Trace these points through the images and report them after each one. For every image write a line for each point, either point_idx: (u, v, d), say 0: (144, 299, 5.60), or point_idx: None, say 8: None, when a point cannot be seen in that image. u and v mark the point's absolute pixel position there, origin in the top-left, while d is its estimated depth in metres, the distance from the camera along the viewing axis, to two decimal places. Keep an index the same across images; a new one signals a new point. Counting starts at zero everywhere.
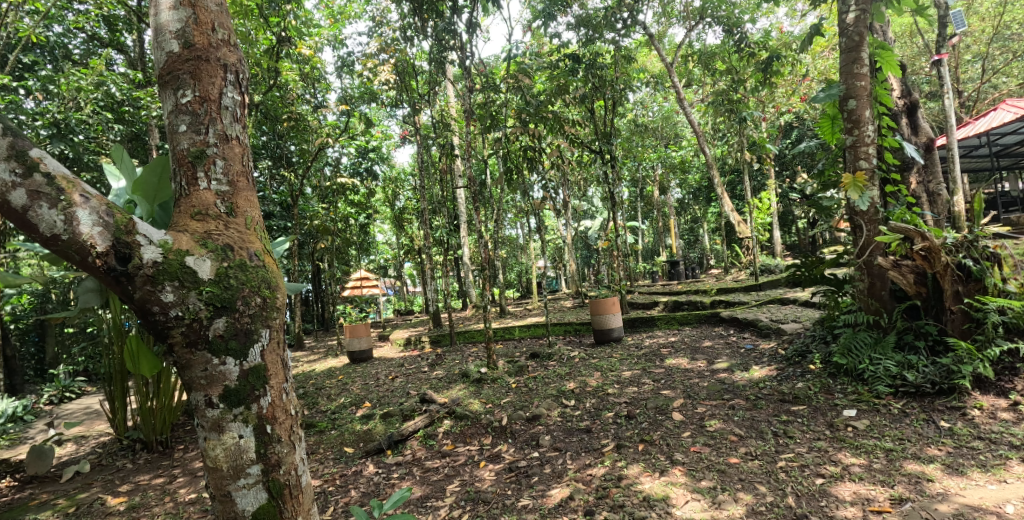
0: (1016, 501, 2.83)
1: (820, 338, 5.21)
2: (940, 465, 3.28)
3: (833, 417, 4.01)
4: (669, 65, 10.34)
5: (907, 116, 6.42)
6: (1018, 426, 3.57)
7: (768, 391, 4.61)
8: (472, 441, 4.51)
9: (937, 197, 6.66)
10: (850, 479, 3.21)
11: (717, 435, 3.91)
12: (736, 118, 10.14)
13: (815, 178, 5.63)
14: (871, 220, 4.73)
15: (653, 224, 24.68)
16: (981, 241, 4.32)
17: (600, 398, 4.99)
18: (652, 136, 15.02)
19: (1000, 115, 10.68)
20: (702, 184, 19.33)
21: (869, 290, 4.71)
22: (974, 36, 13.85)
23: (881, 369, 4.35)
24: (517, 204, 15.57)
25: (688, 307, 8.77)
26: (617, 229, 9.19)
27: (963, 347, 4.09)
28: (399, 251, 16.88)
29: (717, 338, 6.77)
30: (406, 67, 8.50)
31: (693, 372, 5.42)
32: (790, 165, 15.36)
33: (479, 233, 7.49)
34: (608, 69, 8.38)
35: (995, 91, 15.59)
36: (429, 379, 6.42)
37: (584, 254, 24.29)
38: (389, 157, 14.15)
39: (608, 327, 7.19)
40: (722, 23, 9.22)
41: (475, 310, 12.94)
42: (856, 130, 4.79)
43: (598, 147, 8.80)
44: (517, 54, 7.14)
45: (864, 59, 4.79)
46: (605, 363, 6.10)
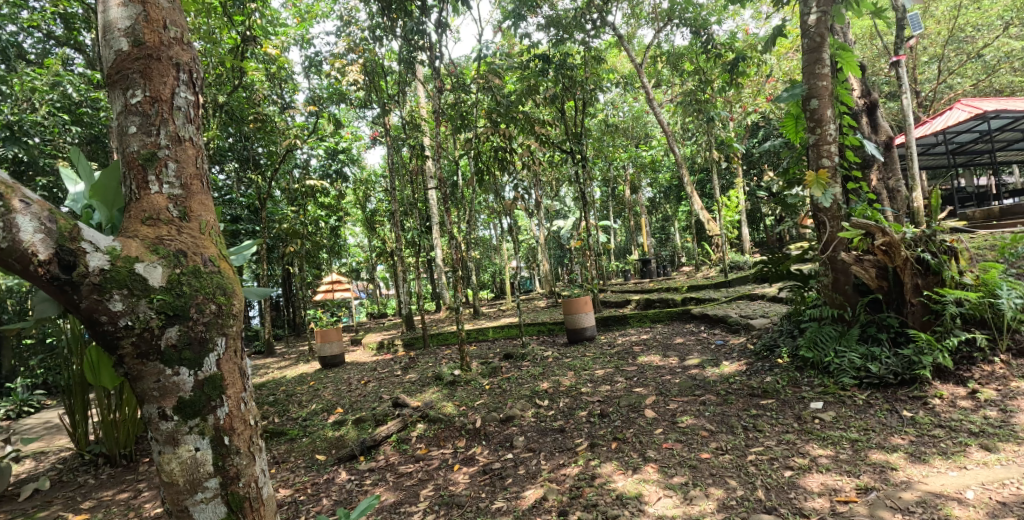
0: (975, 487, 2.91)
1: (786, 333, 5.33)
2: (904, 453, 3.37)
3: (800, 410, 4.09)
4: (637, 66, 10.34)
5: (867, 116, 6.56)
6: (977, 414, 3.69)
7: (737, 386, 4.68)
8: (446, 444, 4.47)
9: (897, 193, 6.54)
10: (818, 471, 3.27)
11: (689, 431, 3.94)
12: (704, 117, 10.32)
13: (780, 176, 5.76)
14: (834, 218, 4.86)
15: (625, 223, 24.91)
16: (938, 236, 4.48)
17: (574, 398, 5.00)
18: (623, 136, 15.05)
19: (955, 114, 11.06)
20: (673, 183, 19.65)
21: (834, 285, 4.84)
22: (931, 38, 14.26)
23: (845, 361, 4.46)
24: (490, 205, 15.50)
25: (659, 305, 8.91)
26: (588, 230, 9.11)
27: (923, 338, 4.22)
28: (372, 255, 16.71)
29: (689, 335, 6.86)
30: (375, 67, 8.30)
31: (664, 369, 5.48)
32: (757, 164, 15.65)
33: (451, 236, 7.39)
34: (577, 70, 8.34)
35: (951, 91, 16.14)
36: (402, 383, 6.33)
37: (558, 253, 24.40)
38: (359, 159, 13.93)
39: (581, 326, 7.20)
40: (690, 24, 9.33)
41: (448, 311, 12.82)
42: (819, 129, 4.89)
43: (569, 147, 8.78)
44: (486, 54, 7.03)
45: (826, 59, 4.90)
46: (577, 363, 6.11)
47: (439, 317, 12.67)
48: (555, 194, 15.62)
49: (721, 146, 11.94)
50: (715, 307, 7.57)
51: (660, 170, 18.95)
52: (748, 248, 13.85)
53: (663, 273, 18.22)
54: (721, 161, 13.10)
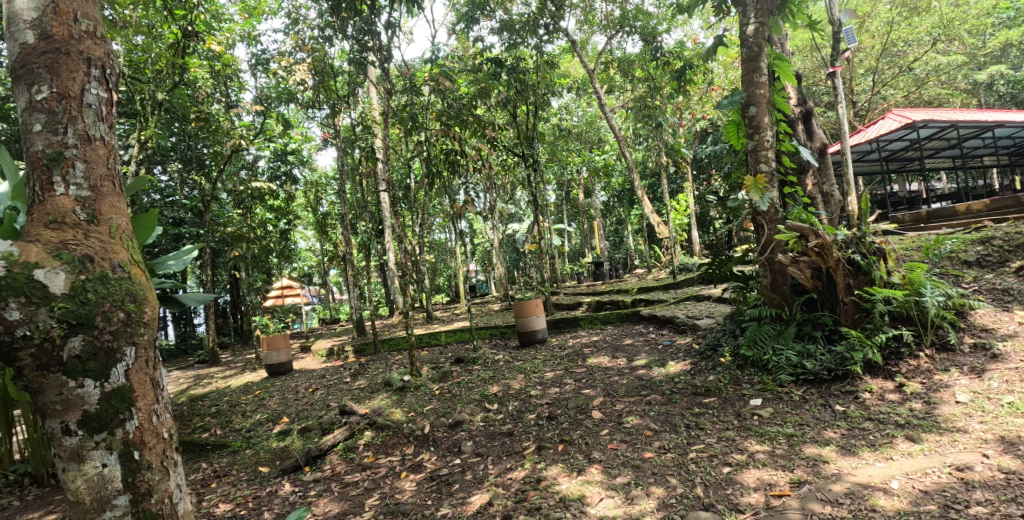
0: (899, 476, 3.05)
1: (728, 333, 5.50)
2: (835, 447, 3.51)
3: (740, 407, 4.23)
4: (590, 71, 10.50)
5: (803, 123, 6.87)
6: (902, 406, 3.90)
7: (682, 385, 4.80)
8: (394, 451, 4.39)
9: (831, 197, 6.89)
10: (754, 466, 3.38)
11: (634, 431, 4.01)
12: (653, 123, 10.58)
13: (723, 181, 5.96)
14: (772, 221, 5.11)
15: (580, 226, 25.28)
16: (867, 238, 4.70)
17: (523, 401, 5.01)
18: (576, 141, 15.26)
19: (888, 123, 11.73)
20: (625, 187, 20.08)
21: (773, 285, 5.08)
22: (866, 52, 15.07)
23: (783, 359, 4.64)
24: (445, 208, 15.42)
25: (610, 307, 9.06)
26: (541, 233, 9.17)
27: (854, 335, 4.44)
28: (325, 259, 16.33)
29: (637, 336, 7.00)
30: (324, 67, 8.12)
31: (613, 370, 5.57)
32: (706, 169, 16.17)
33: (401, 240, 7.29)
34: (529, 74, 8.38)
35: (884, 102, 17.08)
36: (351, 390, 6.19)
37: (515, 256, 24.50)
38: (310, 161, 13.60)
39: (532, 328, 7.23)
40: (641, 32, 9.56)
41: (402, 316, 12.67)
42: (757, 135, 5.09)
43: (522, 151, 8.83)
44: (438, 56, 6.99)
45: (763, 69, 5.11)
46: (528, 366, 6.12)
47: (392, 322, 12.49)
48: (510, 197, 15.67)
49: (671, 151, 12.28)
50: (664, 309, 7.74)
51: (613, 174, 19.33)
52: (697, 250, 14.28)
53: (616, 275, 18.56)
54: (671, 165, 13.47)
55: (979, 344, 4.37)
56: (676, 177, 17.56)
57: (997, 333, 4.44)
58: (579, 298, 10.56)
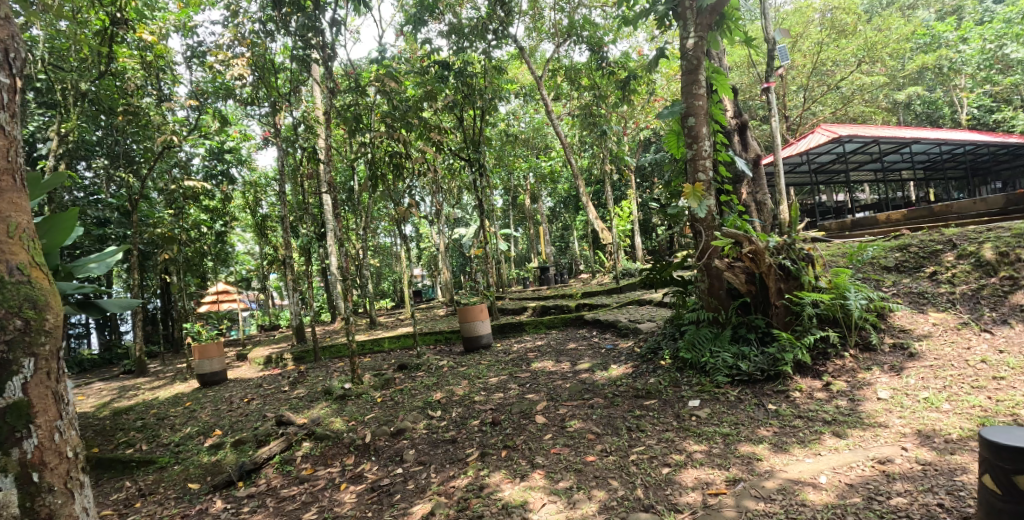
0: (827, 471, 3.21)
1: (668, 336, 5.67)
2: (768, 444, 3.67)
3: (679, 408, 4.35)
4: (537, 78, 10.62)
5: (738, 135, 7.20)
6: (828, 404, 4.12)
7: (623, 388, 4.90)
8: (334, 462, 4.25)
9: (764, 206, 7.25)
10: (692, 466, 3.47)
11: (577, 435, 4.05)
12: (598, 131, 10.81)
13: (663, 188, 6.16)
14: (709, 227, 5.25)
15: (526, 232, 25.51)
16: (797, 244, 4.96)
17: (466, 407, 4.97)
18: (524, 146, 15.36)
19: (816, 137, 12.47)
20: (571, 193, 20.42)
21: (710, 289, 5.25)
22: (798, 70, 15.99)
23: (719, 361, 4.82)
24: (390, 211, 15.17)
25: (555, 311, 9.17)
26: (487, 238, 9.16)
27: (785, 337, 4.67)
28: (264, 263, 15.70)
29: (581, 340, 7.10)
30: (264, 62, 7.79)
31: (556, 375, 5.63)
32: (648, 177, 16.69)
33: (344, 244, 7.09)
34: (477, 79, 8.37)
35: (814, 117, 18.16)
36: (289, 400, 5.95)
37: (463, 260, 24.39)
38: (250, 160, 13.05)
39: (477, 334, 7.20)
40: (588, 42, 9.76)
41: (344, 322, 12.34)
42: (695, 145, 5.28)
43: (468, 156, 8.80)
44: (384, 57, 6.87)
45: (702, 81, 5.31)
46: (472, 371, 6.09)
47: (334, 328, 12.15)
48: (457, 201, 15.59)
49: (615, 159, 12.59)
50: (607, 313, 7.90)
51: (559, 180, 19.63)
52: (639, 255, 14.70)
53: (561, 280, 18.82)
54: (614, 173, 13.86)
55: (898, 343, 4.68)
56: (620, 184, 18.01)
57: (914, 333, 4.77)
58: (525, 303, 10.62)
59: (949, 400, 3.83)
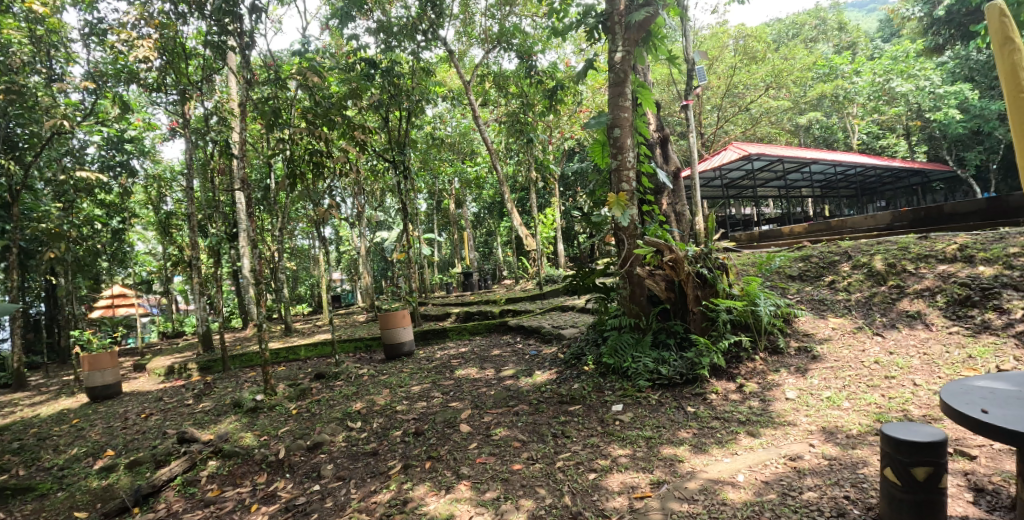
0: (744, 470, 3.36)
1: (591, 341, 5.78)
2: (688, 446, 3.80)
3: (603, 413, 4.42)
4: (466, 83, 10.58)
5: (660, 148, 7.52)
6: (742, 405, 4.35)
7: (548, 394, 4.93)
8: (244, 481, 3.91)
9: (683, 217, 7.62)
10: (617, 471, 3.52)
11: (502, 443, 4.02)
12: (524, 138, 10.93)
13: (588, 197, 6.29)
14: (631, 236, 5.43)
15: (450, 237, 25.32)
16: (713, 254, 5.22)
17: (388, 417, 4.79)
18: (449, 151, 15.20)
19: (729, 154, 13.33)
20: (495, 200, 20.53)
21: (631, 296, 5.41)
22: (713, 91, 17.08)
23: (641, 366, 4.96)
24: (309, 212, 14.49)
25: (479, 317, 9.13)
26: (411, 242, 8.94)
27: (703, 342, 4.89)
28: (167, 264, 14.44)
29: (505, 346, 7.09)
30: (174, 45, 7.18)
31: (480, 382, 5.57)
32: (572, 186, 17.12)
33: (258, 245, 6.63)
34: (404, 79, 8.20)
35: (726, 136, 19.43)
36: (193, 414, 5.45)
37: (385, 265, 23.77)
38: (154, 152, 11.96)
39: (399, 341, 6.99)
40: (518, 50, 9.87)
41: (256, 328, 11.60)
42: (620, 155, 5.44)
43: (392, 157, 8.56)
44: (309, 50, 6.54)
45: (627, 94, 5.49)
46: (394, 380, 5.89)
47: (245, 335, 11.39)
48: (380, 204, 15.15)
49: (541, 167, 12.78)
50: (531, 319, 7.95)
51: (485, 187, 19.67)
52: (562, 262, 15.01)
53: (484, 286, 18.81)
54: (539, 181, 14.09)
55: (802, 347, 5.03)
56: (545, 192, 18.33)
57: (816, 337, 5.16)
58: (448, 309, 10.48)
59: (848, 399, 4.15)
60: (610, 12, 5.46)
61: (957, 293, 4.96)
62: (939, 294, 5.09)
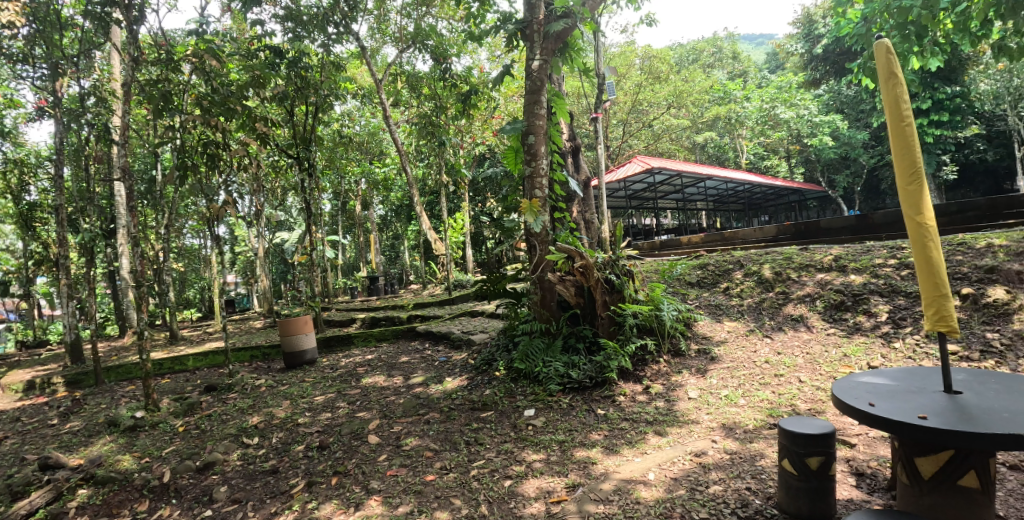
0: (654, 468, 3.50)
1: (502, 347, 5.78)
2: (600, 447, 3.90)
3: (516, 418, 4.43)
4: (378, 81, 10.24)
5: (572, 157, 7.74)
6: (648, 406, 4.56)
7: (460, 401, 4.86)
8: (122, 511, 3.42)
9: (592, 225, 7.91)
10: (533, 476, 3.53)
11: (414, 453, 3.89)
12: (436, 141, 10.78)
13: (500, 202, 6.31)
14: (543, 242, 5.52)
15: (355, 239, 24.37)
16: (621, 260, 5.42)
17: (289, 431, 4.45)
18: (357, 150, 14.59)
19: (633, 167, 14.06)
20: (404, 202, 20.08)
21: (542, 301, 5.51)
22: (618, 107, 17.98)
23: (552, 370, 5.04)
24: (198, 209, 13.23)
25: (385, 323, 8.83)
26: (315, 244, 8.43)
27: (611, 346, 5.07)
28: (20, 263, 12.49)
29: (414, 353, 6.90)
30: (45, 12, 6.24)
31: (389, 390, 5.37)
32: (482, 192, 17.18)
33: (139, 243, 5.91)
34: (312, 71, 7.75)
35: (629, 149, 20.50)
36: (59, 436, 4.68)
37: (284, 266, 22.36)
38: (16, 134, 10.31)
39: (300, 349, 6.55)
40: (432, 52, 9.72)
41: (131, 337, 10.35)
42: (534, 162, 5.52)
43: (297, 153, 8.05)
44: (207, 31, 5.97)
45: (543, 103, 5.59)
46: (295, 390, 5.50)
47: (117, 345, 10.12)
48: (280, 202, 14.20)
49: (451, 171, 12.67)
50: (440, 325, 7.82)
51: (393, 189, 19.17)
52: (470, 267, 14.97)
53: (391, 291, 18.28)
54: (450, 185, 14.00)
55: (702, 349, 5.38)
56: (456, 196, 18.22)
57: (713, 339, 5.54)
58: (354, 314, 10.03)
59: (744, 396, 4.49)
60: (529, 21, 5.58)
61: (834, 298, 5.55)
62: (818, 299, 5.69)
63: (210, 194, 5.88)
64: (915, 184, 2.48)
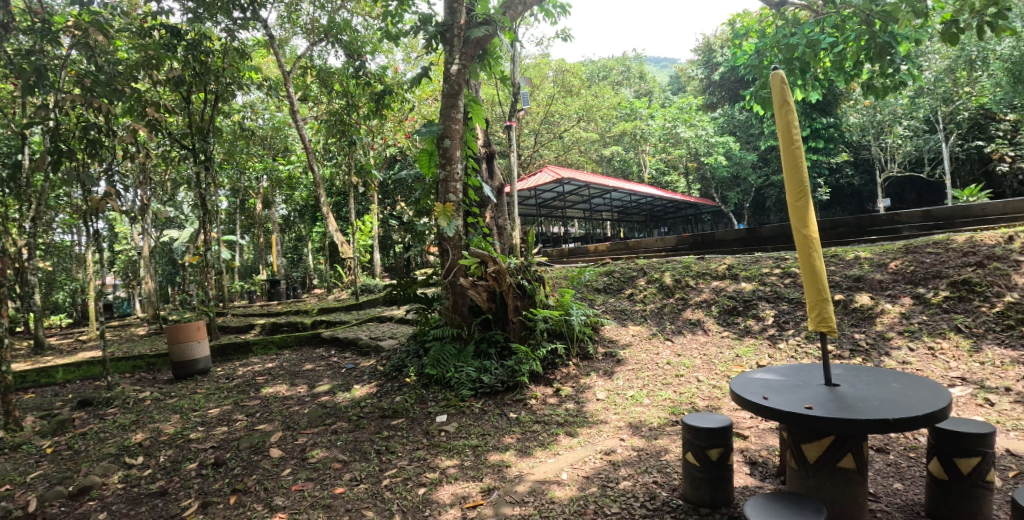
0: (566, 468, 3.61)
1: (413, 353, 5.67)
2: (514, 450, 3.96)
3: (428, 425, 4.37)
4: (286, 73, 9.68)
5: (486, 163, 7.80)
6: (558, 408, 4.70)
7: (369, 409, 4.70)
8: None
9: (504, 231, 8.01)
10: (447, 482, 3.50)
11: (321, 466, 3.71)
12: (346, 140, 10.39)
13: (412, 205, 6.19)
14: (455, 246, 5.49)
15: (254, 240, 22.78)
16: (532, 266, 5.55)
17: (179, 448, 4.06)
18: (259, 145, 13.65)
19: (543, 176, 14.47)
20: (309, 202, 19.11)
21: (453, 306, 5.48)
22: (531, 117, 18.43)
23: (464, 375, 5.04)
24: (66, 200, 11.69)
25: (287, 329, 8.34)
26: (209, 244, 7.72)
27: (522, 350, 5.16)
28: None
29: (319, 360, 6.57)
30: None
31: (292, 400, 5.07)
32: (392, 194, 16.80)
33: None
34: (214, 57, 7.19)
35: (540, 159, 21.05)
36: None
37: (170, 268, 20.35)
38: None
39: (192, 358, 5.99)
40: (346, 47, 9.37)
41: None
42: (449, 166, 5.51)
43: (193, 144, 7.39)
44: (92, 2, 5.32)
45: (460, 107, 5.60)
46: (185, 403, 5.03)
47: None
48: (168, 197, 12.94)
49: (361, 172, 12.25)
50: (347, 331, 7.52)
51: (298, 188, 18.17)
52: (378, 272, 14.53)
53: (293, 295, 17.26)
54: (358, 186, 13.48)
55: (608, 352, 5.66)
56: (365, 198, 17.65)
57: (619, 343, 5.84)
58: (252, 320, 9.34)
59: (648, 396, 4.78)
60: (449, 24, 5.59)
61: (727, 304, 6.09)
62: (713, 304, 6.20)
63: (88, 183, 5.18)
64: (803, 201, 2.79)
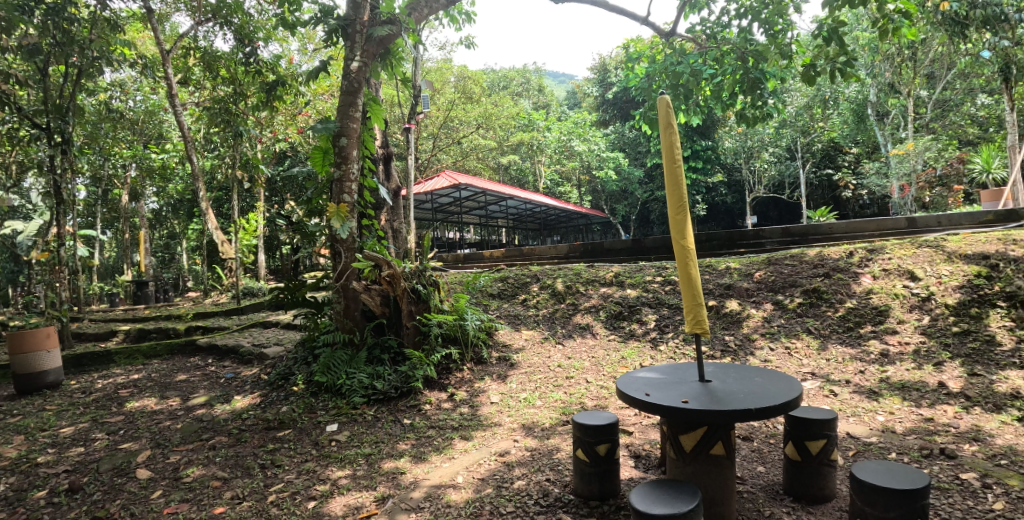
0: (461, 471, 3.69)
1: (300, 361, 5.41)
2: (408, 457, 3.95)
3: (317, 435, 4.21)
4: (164, 52, 8.77)
5: (383, 164, 7.61)
6: (453, 412, 4.76)
7: (252, 421, 4.42)
8: None
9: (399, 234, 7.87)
10: (339, 493, 3.41)
11: (197, 486, 3.43)
12: (232, 131, 9.64)
13: (303, 204, 5.89)
14: (349, 249, 5.32)
15: (115, 236, 20.22)
16: (428, 271, 5.57)
17: (19, 475, 3.54)
18: (126, 130, 12.18)
19: (440, 182, 14.51)
20: (184, 197, 17.38)
21: (345, 310, 5.35)
22: (432, 121, 18.36)
23: (355, 382, 4.93)
24: None
25: (156, 336, 7.56)
26: (62, 239, 6.71)
27: (416, 356, 5.14)
28: None
29: (193, 370, 6.04)
30: None
31: (162, 415, 4.61)
32: (281, 192, 15.80)
33: None
34: (78, 26, 6.42)
35: (439, 163, 20.99)
36: None
37: (6, 265, 17.42)
38: None
39: (40, 369, 5.22)
40: (235, 31, 8.72)
41: None
42: (344, 166, 5.40)
43: (46, 124, 6.45)
44: None
45: (358, 106, 5.50)
46: (28, 422, 4.38)
47: None
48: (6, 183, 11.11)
49: (247, 166, 11.37)
50: (227, 337, 6.98)
51: (170, 180, 16.45)
52: (263, 274, 13.55)
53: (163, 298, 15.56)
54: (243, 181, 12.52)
55: (502, 356, 5.83)
56: (250, 195, 16.43)
57: (513, 347, 6.03)
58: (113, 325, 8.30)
59: (540, 398, 5.00)
60: (352, 20, 5.48)
61: (614, 309, 6.55)
62: (601, 310, 6.63)
63: None
64: (682, 215, 3.13)
